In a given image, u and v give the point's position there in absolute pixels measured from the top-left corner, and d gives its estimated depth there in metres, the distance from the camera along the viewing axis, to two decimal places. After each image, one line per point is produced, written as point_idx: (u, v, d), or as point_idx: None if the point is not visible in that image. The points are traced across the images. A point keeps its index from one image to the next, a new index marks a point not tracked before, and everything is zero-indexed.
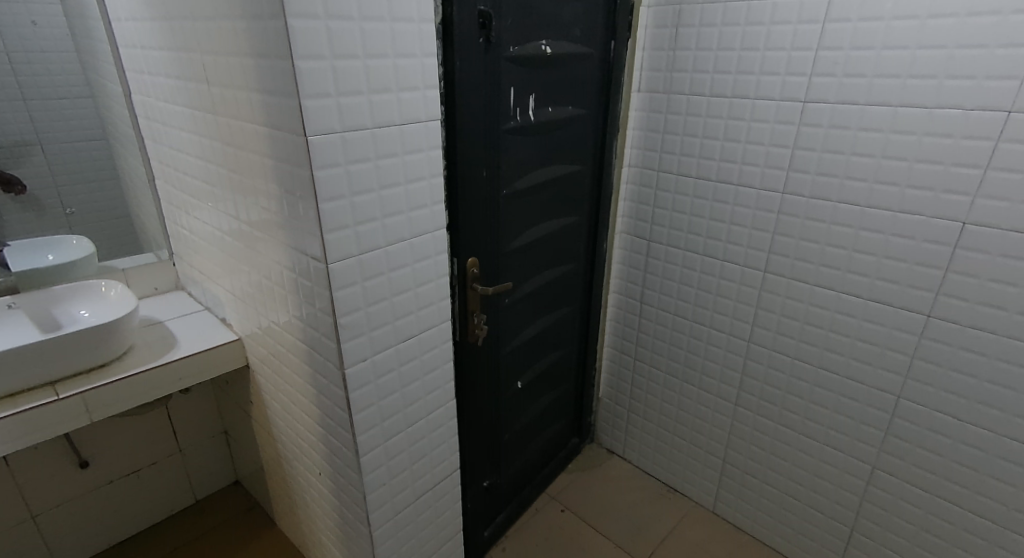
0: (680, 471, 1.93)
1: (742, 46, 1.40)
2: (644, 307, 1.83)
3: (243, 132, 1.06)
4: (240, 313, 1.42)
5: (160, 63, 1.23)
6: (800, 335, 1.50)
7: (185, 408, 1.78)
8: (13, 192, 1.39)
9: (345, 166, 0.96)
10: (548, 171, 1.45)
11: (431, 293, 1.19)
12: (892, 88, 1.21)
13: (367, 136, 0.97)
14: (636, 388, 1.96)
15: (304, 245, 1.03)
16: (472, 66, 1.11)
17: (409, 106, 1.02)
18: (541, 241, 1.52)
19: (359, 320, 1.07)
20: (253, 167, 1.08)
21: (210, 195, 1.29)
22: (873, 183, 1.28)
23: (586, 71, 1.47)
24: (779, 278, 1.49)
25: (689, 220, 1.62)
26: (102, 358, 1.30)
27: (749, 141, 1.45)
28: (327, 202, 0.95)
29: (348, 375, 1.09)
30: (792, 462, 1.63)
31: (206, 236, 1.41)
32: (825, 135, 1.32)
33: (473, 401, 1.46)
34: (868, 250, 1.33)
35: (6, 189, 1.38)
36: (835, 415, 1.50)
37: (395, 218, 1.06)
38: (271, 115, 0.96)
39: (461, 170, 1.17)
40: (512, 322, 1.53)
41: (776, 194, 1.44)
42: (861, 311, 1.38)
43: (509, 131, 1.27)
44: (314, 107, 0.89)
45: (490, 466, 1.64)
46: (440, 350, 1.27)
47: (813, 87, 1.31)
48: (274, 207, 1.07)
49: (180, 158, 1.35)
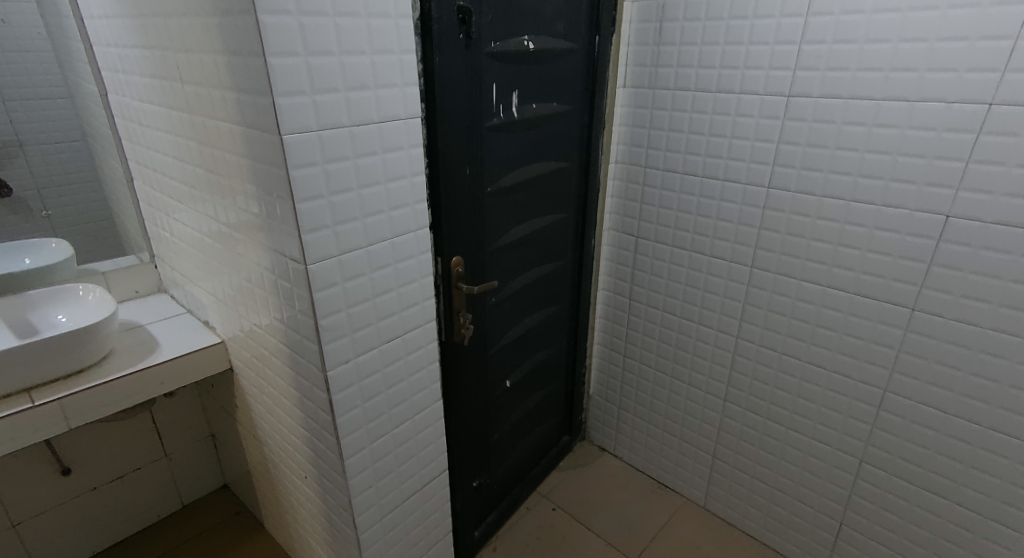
0: (671, 467, 1.93)
1: (726, 41, 1.39)
2: (632, 303, 1.82)
3: (219, 132, 1.04)
4: (222, 316, 1.39)
5: (134, 62, 1.20)
6: (788, 329, 1.50)
7: (170, 412, 1.75)
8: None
9: (322, 165, 0.94)
10: (533, 168, 1.44)
11: (415, 293, 1.18)
12: (875, 82, 1.20)
13: (344, 135, 0.95)
14: (626, 385, 1.95)
15: (284, 245, 1.01)
16: (452, 62, 1.10)
17: (387, 103, 1.00)
18: (528, 239, 1.51)
19: (340, 321, 1.05)
20: (230, 167, 1.06)
21: (189, 196, 1.27)
22: (857, 177, 1.28)
23: (571, 68, 1.46)
24: (766, 273, 1.49)
25: (676, 217, 1.62)
26: (80, 363, 1.27)
27: (735, 136, 1.44)
28: (304, 202, 0.94)
29: (331, 377, 1.07)
30: (781, 458, 1.63)
31: (186, 239, 1.38)
32: (809, 129, 1.32)
33: (461, 402, 1.45)
34: (853, 244, 1.33)
35: None
36: (823, 410, 1.50)
37: (376, 218, 1.05)
38: (246, 115, 0.94)
39: (444, 168, 1.16)
40: (499, 320, 1.52)
41: (762, 189, 1.43)
42: (848, 305, 1.38)
43: (492, 128, 1.26)
44: (289, 106, 0.88)
45: (479, 466, 1.63)
46: (425, 350, 1.25)
47: (797, 81, 1.30)
48: (252, 208, 1.05)
49: (158, 159, 1.32)
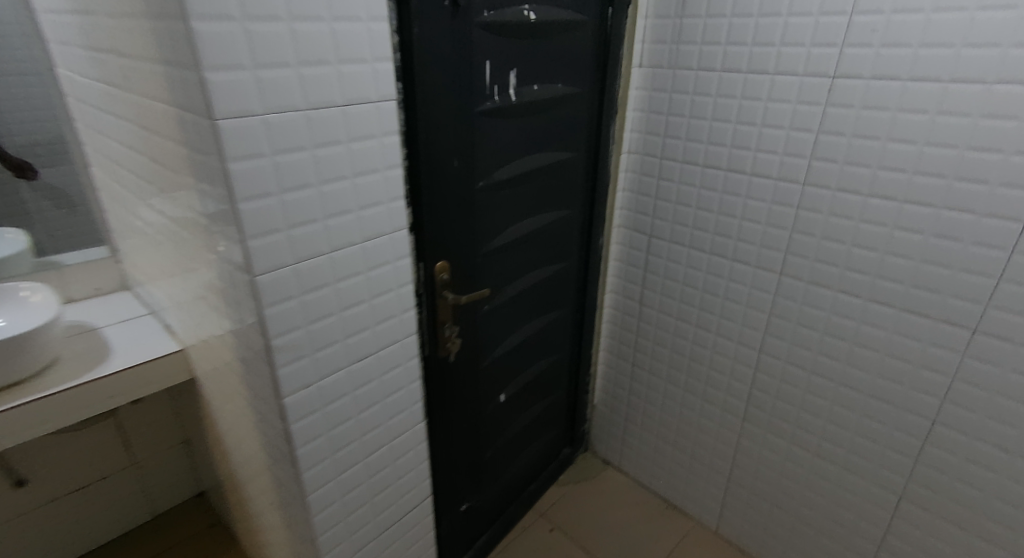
0: (680, 486, 1.78)
1: (760, 12, 1.20)
2: (643, 308, 1.65)
3: (156, 112, 0.87)
4: (182, 321, 1.24)
5: (72, 28, 1.03)
6: (820, 347, 1.33)
7: (138, 418, 1.61)
8: (28, 178, 1.30)
9: (271, 157, 0.77)
10: (534, 159, 1.26)
11: (391, 304, 1.02)
12: (943, 60, 1.01)
13: (299, 120, 0.78)
14: (634, 396, 1.79)
15: (229, 250, 0.84)
16: (435, 34, 0.92)
17: (353, 81, 0.83)
18: (527, 238, 1.34)
19: (297, 340, 0.89)
20: (171, 156, 0.90)
21: (139, 185, 1.11)
22: (913, 175, 1.09)
23: (579, 44, 1.28)
24: (797, 282, 1.31)
25: (695, 215, 1.44)
26: (16, 375, 1.11)
27: (766, 124, 1.26)
28: (247, 202, 0.77)
29: (287, 405, 0.92)
30: (806, 487, 1.47)
31: (142, 233, 1.23)
32: (856, 118, 1.13)
33: (449, 421, 1.30)
34: (904, 253, 1.14)
35: (17, 172, 1.28)
36: (857, 438, 1.33)
37: (342, 219, 0.88)
38: (176, 92, 0.77)
39: (425, 159, 0.99)
40: (494, 330, 1.35)
41: (796, 187, 1.25)
42: (893, 323, 1.20)
43: (484, 113, 1.08)
44: (222, 82, 0.70)
45: (470, 487, 1.48)
46: (404, 368, 1.10)
47: (844, 60, 1.11)
48: (197, 205, 0.89)
49: (109, 144, 1.16)
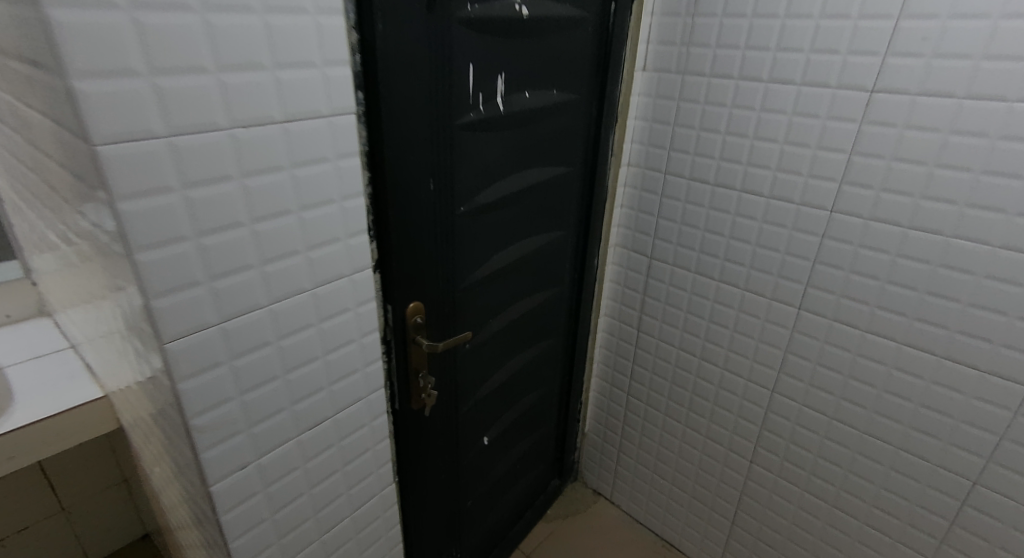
0: (678, 526, 1.64)
1: (788, 13, 1.03)
2: (641, 336, 1.50)
3: (36, 123, 0.67)
4: (100, 364, 1.03)
5: None
6: (843, 391, 1.18)
7: (66, 459, 1.41)
8: None
9: (183, 191, 0.59)
10: (524, 176, 1.09)
11: (352, 358, 0.84)
12: (1009, 76, 0.86)
13: (222, 143, 0.60)
14: (630, 428, 1.64)
15: (134, 305, 0.66)
16: (405, 33, 0.74)
17: (296, 92, 0.64)
18: (515, 265, 1.17)
19: (229, 414, 0.71)
20: (59, 179, 0.70)
21: (39, 205, 0.90)
22: (964, 207, 0.94)
23: (577, 43, 1.10)
24: (819, 318, 1.16)
25: (704, 238, 1.28)
26: None
27: (788, 141, 1.10)
28: (149, 251, 0.59)
29: (218, 491, 0.74)
30: (819, 538, 1.33)
31: (53, 259, 1.03)
32: (898, 138, 0.97)
33: (424, 477, 1.13)
34: (949, 294, 1.00)
35: None
36: (882, 492, 1.20)
37: (285, 264, 0.70)
38: (49, 103, 0.57)
39: (394, 185, 0.81)
40: (477, 369, 1.19)
41: (822, 213, 1.09)
42: (932, 371, 1.06)
43: (467, 127, 0.91)
44: (104, 95, 0.52)
45: (447, 540, 1.32)
46: (369, 429, 0.92)
47: (886, 71, 0.95)
48: (94, 243, 0.70)
49: (7, 156, 0.95)
